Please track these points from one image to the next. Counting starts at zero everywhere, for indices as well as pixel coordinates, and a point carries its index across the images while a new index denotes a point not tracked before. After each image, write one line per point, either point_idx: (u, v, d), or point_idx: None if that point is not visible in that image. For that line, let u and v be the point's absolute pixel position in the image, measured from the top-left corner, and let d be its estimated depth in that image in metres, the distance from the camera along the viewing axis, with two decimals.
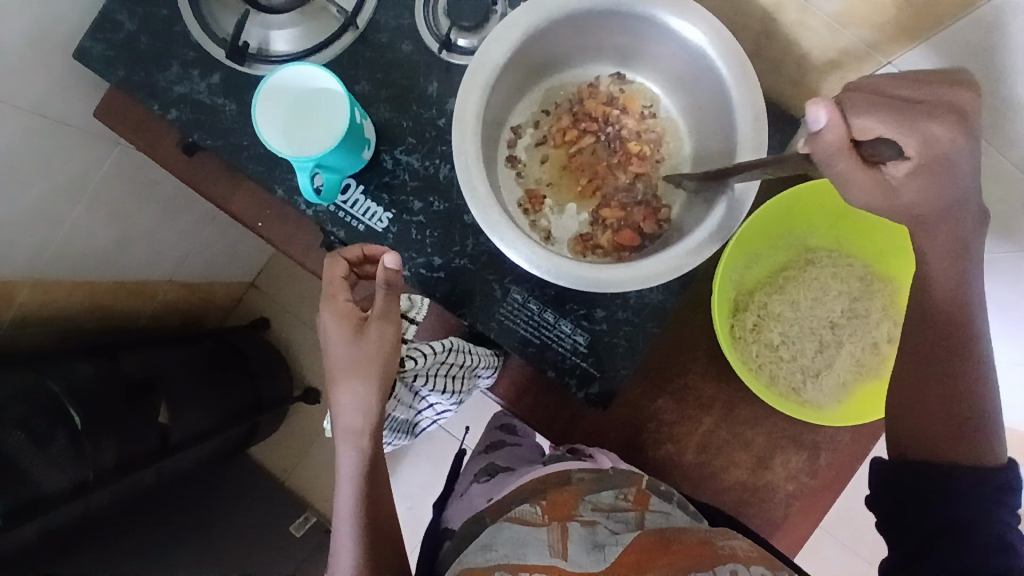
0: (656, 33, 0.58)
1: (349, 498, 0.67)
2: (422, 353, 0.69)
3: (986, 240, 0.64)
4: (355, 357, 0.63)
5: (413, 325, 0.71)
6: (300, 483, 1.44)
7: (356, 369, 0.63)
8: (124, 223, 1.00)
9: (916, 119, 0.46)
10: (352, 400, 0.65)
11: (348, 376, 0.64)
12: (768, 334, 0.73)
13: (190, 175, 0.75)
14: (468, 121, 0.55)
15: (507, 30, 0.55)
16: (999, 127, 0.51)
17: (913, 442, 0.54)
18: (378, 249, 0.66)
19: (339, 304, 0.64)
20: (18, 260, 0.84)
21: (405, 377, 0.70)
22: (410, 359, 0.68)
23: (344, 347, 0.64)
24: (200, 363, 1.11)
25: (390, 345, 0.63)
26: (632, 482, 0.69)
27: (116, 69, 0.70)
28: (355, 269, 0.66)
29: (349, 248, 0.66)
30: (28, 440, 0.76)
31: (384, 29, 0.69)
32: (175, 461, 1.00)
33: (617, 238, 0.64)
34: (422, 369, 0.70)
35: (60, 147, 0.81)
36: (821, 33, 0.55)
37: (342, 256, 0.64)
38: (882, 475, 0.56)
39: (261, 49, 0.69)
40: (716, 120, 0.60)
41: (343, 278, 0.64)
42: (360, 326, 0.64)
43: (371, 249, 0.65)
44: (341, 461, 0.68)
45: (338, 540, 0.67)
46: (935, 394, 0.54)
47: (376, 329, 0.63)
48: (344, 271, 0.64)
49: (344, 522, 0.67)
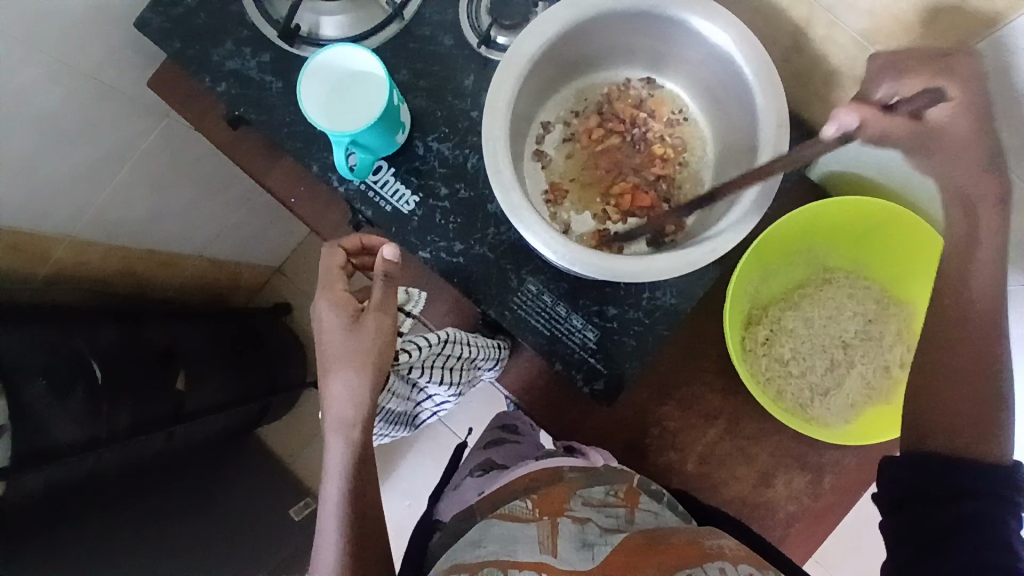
0: (687, 38, 0.59)
1: (336, 489, 0.68)
2: (417, 346, 0.69)
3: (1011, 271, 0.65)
4: (350, 348, 0.64)
5: (410, 318, 0.71)
6: (302, 470, 1.46)
7: (350, 359, 0.64)
8: (163, 195, 1.04)
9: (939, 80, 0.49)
10: (345, 388, 0.66)
11: (344, 366, 0.65)
12: (778, 348, 0.73)
13: (231, 147, 0.79)
14: (498, 107, 0.57)
15: (543, 24, 0.57)
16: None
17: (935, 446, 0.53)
18: (376, 240, 0.69)
19: (337, 293, 0.65)
20: (58, 219, 0.89)
21: (400, 369, 0.70)
22: (404, 352, 0.68)
23: (340, 335, 0.65)
24: (219, 339, 1.14)
25: (385, 335, 0.64)
26: (623, 479, 0.70)
27: (173, 42, 0.74)
28: (352, 260, 0.68)
29: (347, 238, 0.68)
30: (48, 389, 0.79)
31: (428, 22, 0.72)
32: (188, 431, 1.02)
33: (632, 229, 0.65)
34: (418, 361, 0.70)
35: (111, 114, 0.86)
36: (852, 50, 0.56)
37: (339, 246, 0.66)
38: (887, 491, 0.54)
39: (311, 33, 0.73)
40: (740, 127, 0.61)
41: (340, 267, 0.66)
42: (355, 317, 0.65)
43: (369, 240, 0.67)
44: (329, 453, 0.68)
45: (322, 534, 0.68)
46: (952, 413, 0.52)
47: (373, 320, 0.64)
48: (342, 260, 0.66)
49: (330, 511, 0.68)
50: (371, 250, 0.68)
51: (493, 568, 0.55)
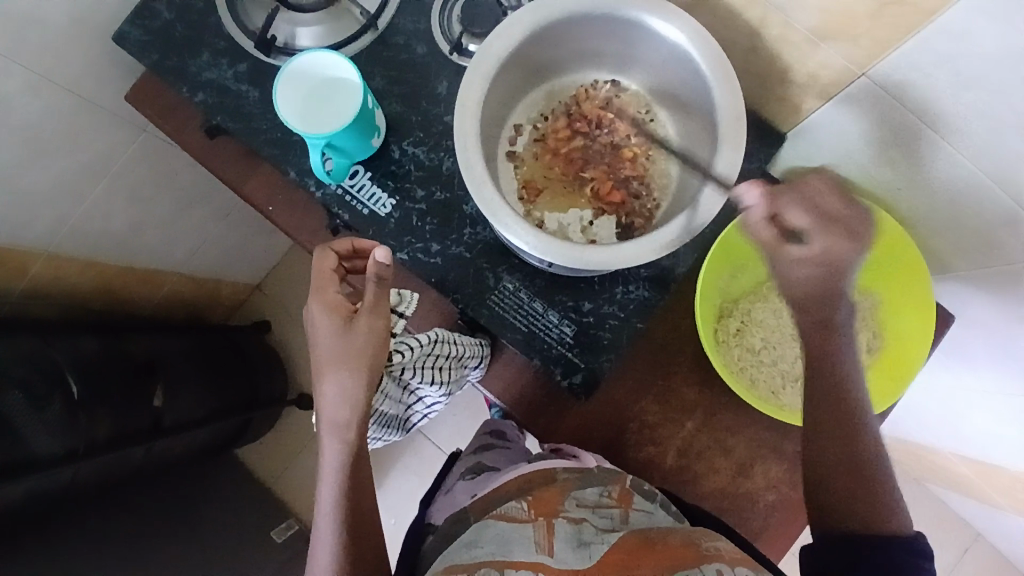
0: (648, 38, 0.62)
1: (330, 492, 0.67)
2: (408, 347, 0.70)
3: (969, 253, 0.68)
4: (343, 350, 0.65)
5: (402, 320, 0.74)
6: (284, 490, 1.44)
7: (346, 360, 0.65)
8: (141, 210, 1.04)
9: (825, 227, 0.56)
10: (339, 391, 0.65)
11: (336, 367, 0.65)
12: (750, 339, 0.76)
13: (209, 156, 0.80)
14: (468, 106, 0.59)
15: (509, 27, 0.59)
16: (970, 129, 0.55)
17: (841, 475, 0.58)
18: (368, 244, 0.69)
19: (329, 296, 0.66)
20: (35, 233, 0.88)
21: (392, 370, 0.72)
22: (397, 353, 0.70)
23: (332, 338, 0.65)
24: (198, 353, 1.13)
25: (379, 337, 0.65)
26: (615, 480, 0.70)
27: (150, 53, 0.76)
28: (344, 263, 0.69)
29: (339, 241, 0.68)
30: (26, 402, 0.78)
31: (401, 31, 0.74)
32: (164, 446, 1.01)
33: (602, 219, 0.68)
34: (408, 362, 0.71)
35: (87, 127, 0.86)
36: (801, 48, 0.60)
37: (331, 249, 0.66)
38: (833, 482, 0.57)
39: (287, 43, 0.75)
40: (703, 122, 0.64)
41: (331, 270, 0.67)
42: (348, 319, 0.65)
43: (360, 243, 0.67)
44: (325, 457, 0.68)
45: (317, 538, 0.67)
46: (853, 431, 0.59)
47: (365, 322, 0.65)
48: (333, 264, 0.67)
49: (324, 514, 0.67)
50: (362, 253, 0.69)
51: (489, 568, 0.56)
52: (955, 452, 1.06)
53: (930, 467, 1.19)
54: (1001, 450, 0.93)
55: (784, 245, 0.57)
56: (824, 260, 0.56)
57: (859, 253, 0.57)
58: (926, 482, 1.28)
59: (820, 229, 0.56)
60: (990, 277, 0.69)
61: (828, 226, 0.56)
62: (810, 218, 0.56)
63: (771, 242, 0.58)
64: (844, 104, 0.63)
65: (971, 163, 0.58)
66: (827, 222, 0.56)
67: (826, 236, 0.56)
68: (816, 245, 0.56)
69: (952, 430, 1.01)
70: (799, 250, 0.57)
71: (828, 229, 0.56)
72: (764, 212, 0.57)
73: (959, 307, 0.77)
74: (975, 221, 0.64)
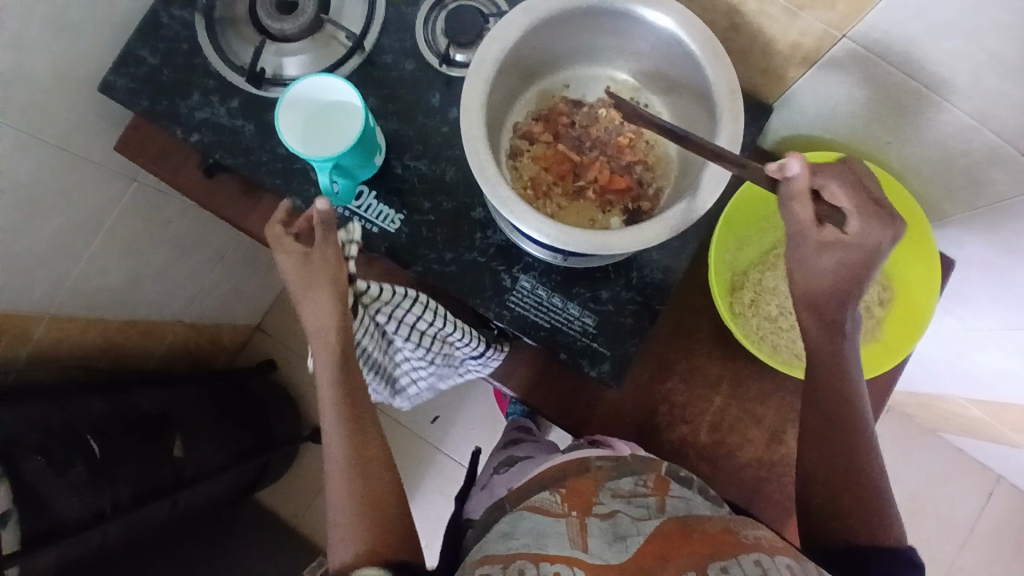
0: (634, 26, 0.64)
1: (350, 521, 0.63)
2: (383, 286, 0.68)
3: (965, 195, 0.71)
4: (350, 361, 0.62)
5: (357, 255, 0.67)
6: (310, 528, 1.41)
7: None
8: (137, 263, 1.02)
9: (870, 213, 0.56)
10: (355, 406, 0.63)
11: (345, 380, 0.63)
12: (766, 308, 0.80)
13: (209, 195, 0.80)
14: (473, 111, 0.59)
15: (503, 31, 0.60)
16: (950, 74, 0.57)
17: (831, 484, 0.60)
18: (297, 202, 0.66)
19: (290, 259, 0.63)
20: (35, 296, 0.87)
21: (371, 308, 0.69)
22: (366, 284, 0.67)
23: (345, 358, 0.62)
24: (206, 400, 1.11)
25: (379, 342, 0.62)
26: (651, 468, 0.65)
27: (140, 100, 0.76)
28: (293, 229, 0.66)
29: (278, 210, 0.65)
30: (48, 466, 0.78)
31: (388, 51, 0.76)
32: (188, 497, 0.99)
33: (610, 199, 0.71)
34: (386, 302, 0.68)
35: (79, 182, 0.86)
36: (780, 19, 0.62)
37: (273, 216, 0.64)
38: (828, 485, 0.60)
39: (276, 75, 0.76)
40: (694, 99, 0.66)
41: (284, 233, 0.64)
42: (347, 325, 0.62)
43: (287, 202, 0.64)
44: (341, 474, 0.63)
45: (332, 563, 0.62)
46: (841, 439, 0.60)
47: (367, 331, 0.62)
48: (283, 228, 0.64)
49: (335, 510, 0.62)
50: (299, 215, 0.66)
51: (523, 563, 0.52)
52: (967, 396, 1.09)
53: (942, 417, 1.22)
54: (1007, 387, 0.97)
55: (821, 224, 0.57)
56: (856, 244, 0.56)
57: (889, 241, 0.56)
58: (940, 431, 1.31)
59: (859, 212, 0.56)
60: (982, 215, 0.72)
61: (868, 209, 0.56)
62: (853, 199, 0.56)
63: (808, 220, 0.57)
64: (833, 65, 0.64)
65: (954, 107, 0.61)
66: (866, 206, 0.56)
67: (865, 218, 0.56)
68: (853, 226, 0.56)
69: (965, 375, 1.04)
70: (828, 231, 0.57)
71: (867, 213, 0.56)
72: (804, 184, 0.55)
73: (957, 251, 0.81)
74: (965, 163, 0.66)
